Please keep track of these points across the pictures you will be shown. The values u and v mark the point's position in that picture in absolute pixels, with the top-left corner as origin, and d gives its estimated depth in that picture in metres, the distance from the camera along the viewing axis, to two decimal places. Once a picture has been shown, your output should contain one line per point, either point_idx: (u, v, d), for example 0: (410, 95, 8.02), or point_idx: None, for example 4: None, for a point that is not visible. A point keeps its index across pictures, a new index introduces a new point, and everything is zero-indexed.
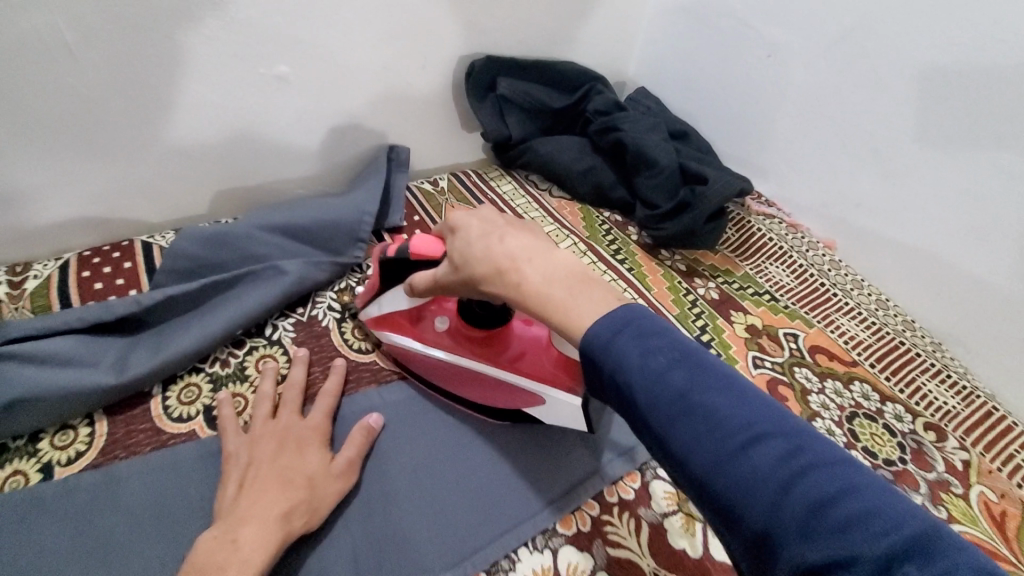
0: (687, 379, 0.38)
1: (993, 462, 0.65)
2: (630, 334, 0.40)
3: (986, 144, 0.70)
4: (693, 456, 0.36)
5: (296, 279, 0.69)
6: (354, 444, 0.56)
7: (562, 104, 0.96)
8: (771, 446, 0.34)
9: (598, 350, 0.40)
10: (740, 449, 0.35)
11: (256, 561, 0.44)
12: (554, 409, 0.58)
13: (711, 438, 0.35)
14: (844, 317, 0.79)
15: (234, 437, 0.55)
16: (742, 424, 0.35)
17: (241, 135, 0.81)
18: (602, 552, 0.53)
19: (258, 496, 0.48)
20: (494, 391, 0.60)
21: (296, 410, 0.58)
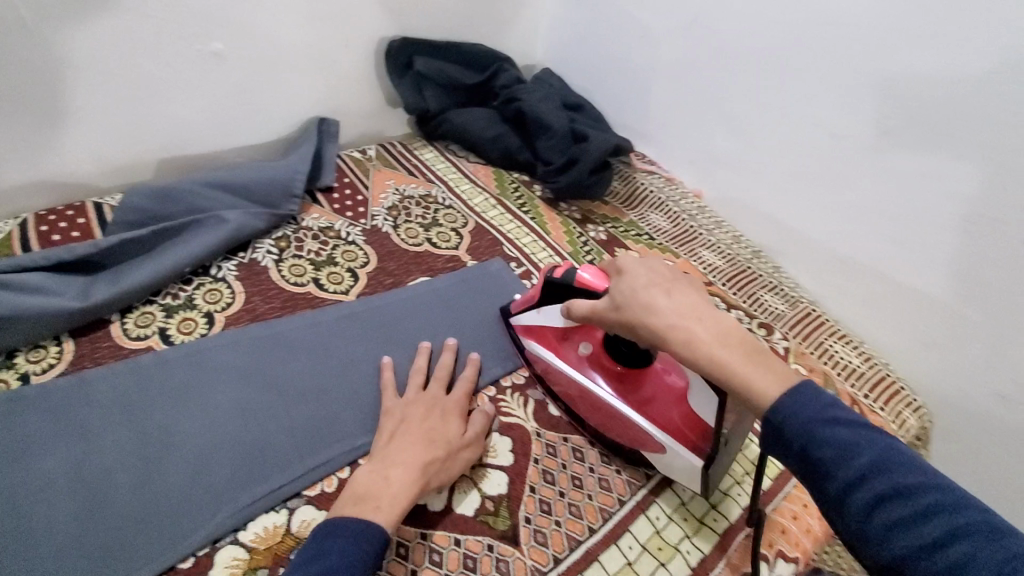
0: (884, 464, 0.42)
1: (807, 347, 0.84)
2: (819, 420, 0.45)
3: (797, 102, 0.88)
4: (892, 540, 0.40)
5: (238, 227, 0.80)
6: (477, 423, 0.63)
7: (473, 81, 1.10)
8: (972, 541, 0.38)
9: (796, 435, 0.46)
10: (947, 545, 0.38)
11: (400, 496, 0.53)
12: (670, 459, 0.61)
13: (913, 528, 0.40)
14: (706, 250, 0.97)
15: (392, 399, 0.65)
16: (948, 520, 0.39)
17: (182, 107, 0.91)
18: (496, 420, 0.67)
19: (407, 446, 0.58)
20: (616, 426, 0.64)
21: (443, 384, 0.67)
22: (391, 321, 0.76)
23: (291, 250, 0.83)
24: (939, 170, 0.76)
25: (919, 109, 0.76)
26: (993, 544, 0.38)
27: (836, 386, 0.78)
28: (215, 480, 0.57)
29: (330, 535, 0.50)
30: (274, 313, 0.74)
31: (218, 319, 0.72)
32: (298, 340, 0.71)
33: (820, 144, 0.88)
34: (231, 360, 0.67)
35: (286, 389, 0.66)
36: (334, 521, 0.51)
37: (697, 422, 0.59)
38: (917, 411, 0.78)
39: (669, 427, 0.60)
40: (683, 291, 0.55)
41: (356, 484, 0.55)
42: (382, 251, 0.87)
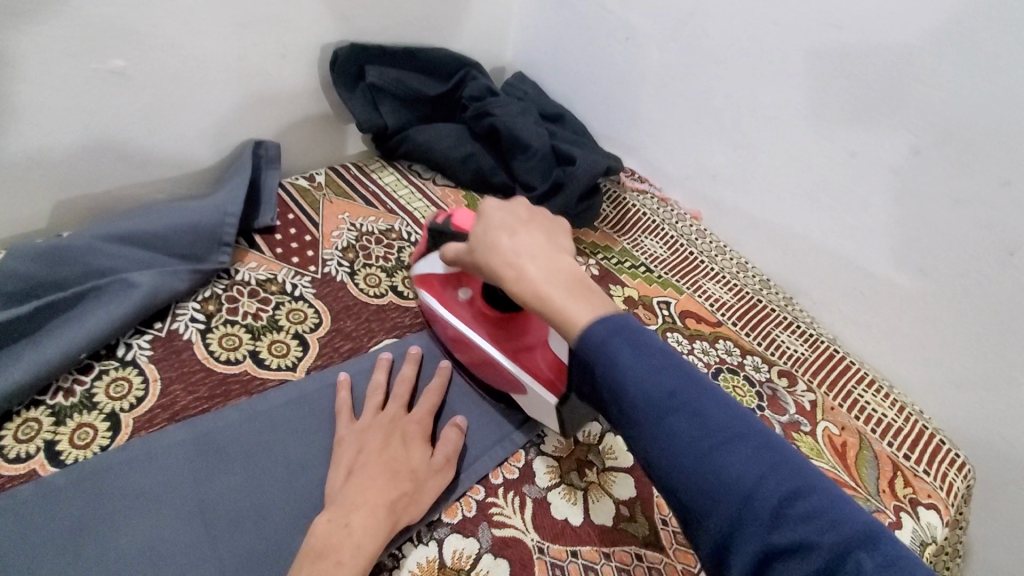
0: (676, 381, 0.41)
1: (835, 400, 0.73)
2: (625, 342, 0.43)
3: (814, 117, 0.77)
4: (674, 455, 0.40)
5: (151, 291, 0.64)
6: (449, 442, 0.57)
7: (436, 91, 0.95)
8: (740, 454, 0.38)
9: (596, 359, 0.43)
10: (723, 463, 0.38)
11: (365, 546, 0.47)
12: (535, 402, 0.58)
13: (693, 443, 0.39)
14: (710, 283, 0.86)
15: (346, 424, 0.58)
16: (724, 437, 0.39)
17: (78, 138, 0.73)
18: (489, 532, 0.54)
19: (368, 483, 0.51)
20: (487, 368, 0.61)
21: (403, 403, 0.60)
22: (356, 366, 0.65)
23: (222, 314, 0.68)
24: (979, 197, 0.66)
25: (957, 125, 0.66)
26: (759, 457, 0.38)
27: (872, 448, 0.68)
28: None
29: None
30: (200, 405, 0.59)
31: (125, 423, 0.57)
32: (231, 443, 0.56)
33: (838, 164, 0.76)
34: (143, 483, 0.52)
35: (216, 519, 0.52)
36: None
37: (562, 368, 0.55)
38: (962, 471, 0.68)
39: (538, 373, 0.57)
40: (529, 234, 0.52)
41: (312, 538, 0.48)
42: (336, 307, 0.72)
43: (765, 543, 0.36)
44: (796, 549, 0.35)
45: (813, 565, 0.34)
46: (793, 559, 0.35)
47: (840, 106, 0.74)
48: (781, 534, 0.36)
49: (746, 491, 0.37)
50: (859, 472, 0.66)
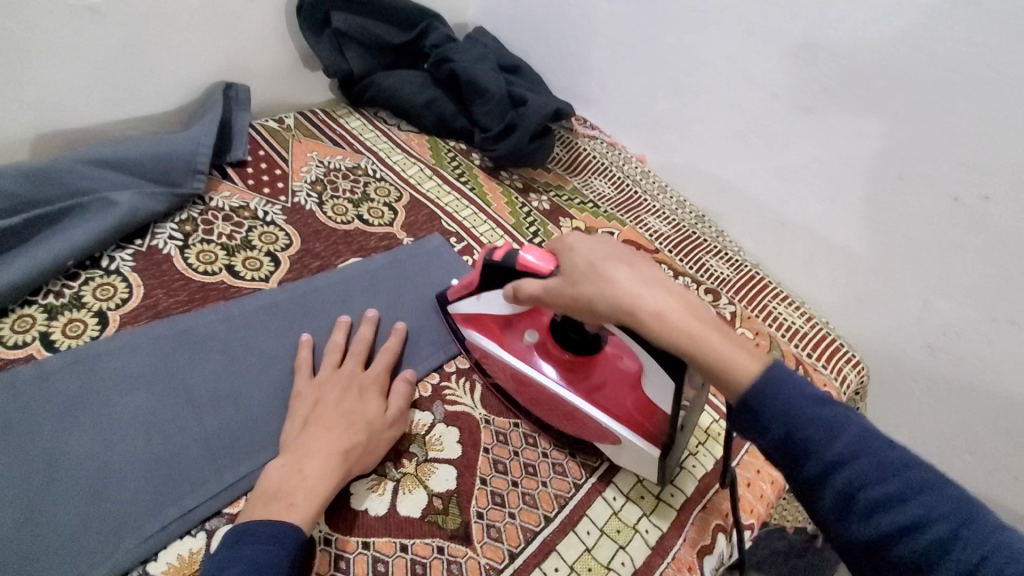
0: (873, 445, 0.40)
1: (753, 311, 0.84)
2: (808, 401, 0.42)
3: (742, 63, 0.85)
4: (877, 520, 0.39)
5: (131, 210, 0.69)
6: (401, 395, 0.59)
7: (400, 40, 1.01)
8: (940, 510, 0.38)
9: (777, 417, 0.42)
10: (926, 523, 0.38)
11: (318, 490, 0.49)
12: (625, 449, 0.57)
13: (895, 503, 0.38)
14: (652, 217, 0.95)
15: (304, 379, 0.59)
16: (925, 497, 0.38)
17: (53, 71, 0.77)
18: (441, 408, 0.62)
19: (324, 433, 0.52)
20: (568, 418, 0.59)
21: (360, 359, 0.61)
22: (321, 300, 0.70)
23: (199, 234, 0.74)
24: (876, 131, 0.76)
25: (859, 67, 0.75)
26: (958, 511, 0.38)
27: (780, 347, 0.79)
28: (118, 503, 0.50)
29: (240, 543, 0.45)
30: (181, 307, 0.65)
31: (113, 319, 0.62)
32: (211, 337, 0.63)
33: (763, 106, 0.85)
34: (129, 367, 0.58)
35: (198, 396, 0.58)
36: (249, 527, 0.46)
37: (654, 409, 0.55)
38: (856, 367, 0.80)
39: (626, 417, 0.56)
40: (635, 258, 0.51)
41: (267, 479, 0.50)
42: (306, 231, 0.79)
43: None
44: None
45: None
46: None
47: (765, 52, 0.82)
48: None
49: (966, 560, 0.36)
50: None
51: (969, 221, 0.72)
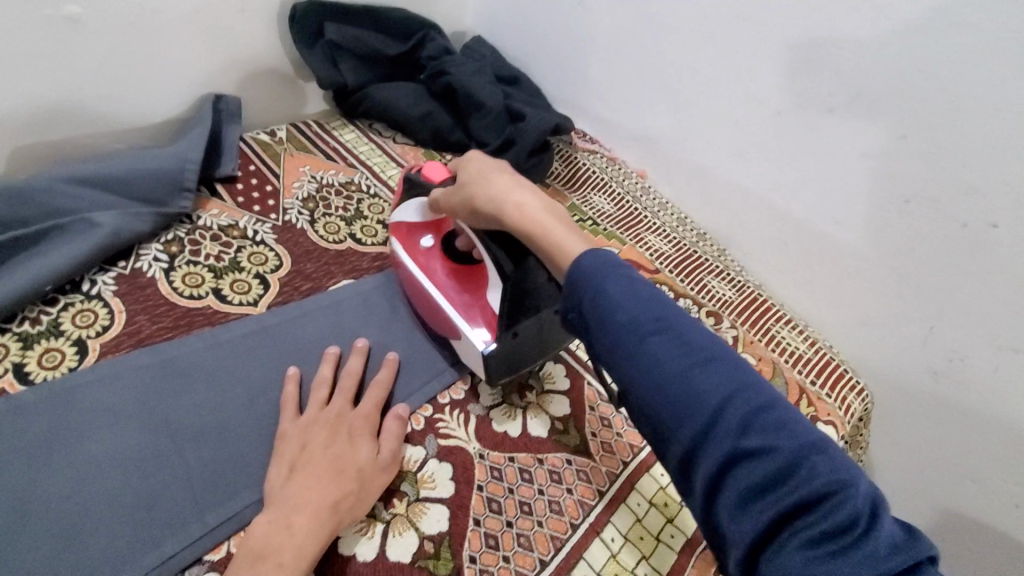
0: (672, 336, 0.40)
1: (755, 335, 0.82)
2: (620, 293, 0.41)
3: (746, 79, 0.83)
4: (669, 407, 0.38)
5: (113, 231, 0.67)
6: (392, 436, 0.56)
7: (396, 51, 0.98)
8: (712, 373, 0.38)
9: (583, 285, 0.43)
10: (695, 382, 0.38)
11: (306, 552, 0.47)
12: (465, 348, 0.62)
13: (669, 360, 0.39)
14: (652, 236, 0.93)
15: (290, 419, 0.56)
16: (695, 362, 0.39)
17: (34, 83, 0.74)
18: (434, 441, 0.60)
19: (312, 483, 0.50)
20: (434, 313, 0.66)
21: (349, 396, 0.59)
22: (310, 327, 0.67)
23: (185, 255, 0.71)
24: (884, 151, 0.73)
25: (867, 87, 0.73)
26: (724, 373, 0.38)
27: (784, 374, 0.77)
28: (92, 550, 0.47)
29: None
30: (165, 334, 0.63)
31: (92, 348, 0.60)
32: (196, 367, 0.60)
33: (766, 124, 0.83)
34: (109, 401, 0.56)
35: (180, 432, 0.55)
36: None
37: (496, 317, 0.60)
38: (861, 394, 0.78)
39: (473, 320, 0.62)
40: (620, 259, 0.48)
41: (252, 540, 0.47)
42: (297, 251, 0.76)
43: (732, 448, 0.36)
44: (755, 451, 0.36)
45: (769, 468, 0.35)
46: (749, 462, 0.36)
47: (771, 67, 0.80)
48: (750, 438, 0.36)
49: (741, 451, 0.36)
50: None
51: (978, 249, 0.69)
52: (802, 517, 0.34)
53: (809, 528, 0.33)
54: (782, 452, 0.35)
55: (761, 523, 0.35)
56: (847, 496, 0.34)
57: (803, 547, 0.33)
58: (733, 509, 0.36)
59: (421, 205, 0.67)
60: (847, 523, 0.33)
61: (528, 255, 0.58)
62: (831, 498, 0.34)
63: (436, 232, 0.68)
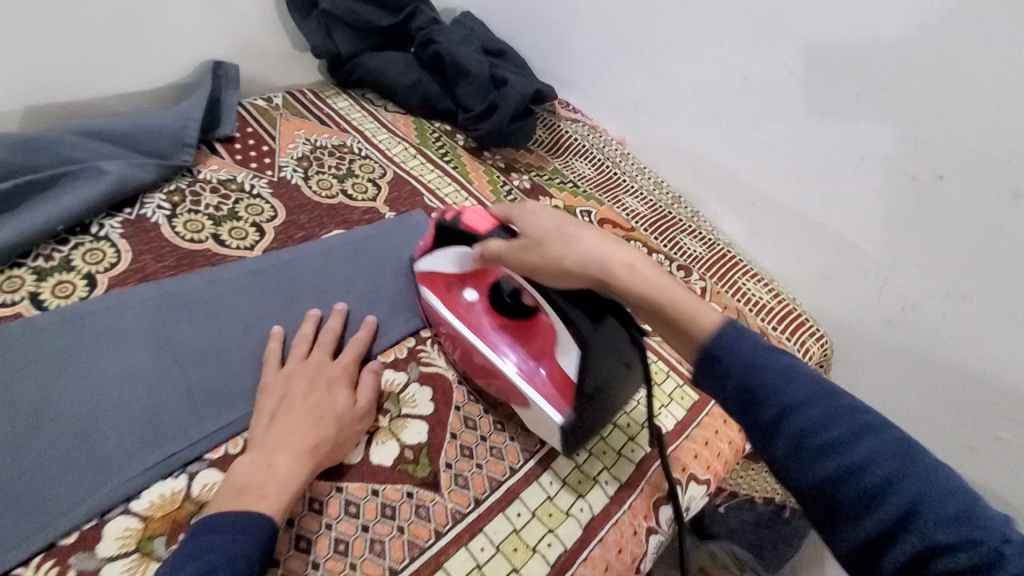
0: (834, 415, 0.39)
1: (722, 287, 0.87)
2: (773, 372, 0.41)
3: (717, 47, 0.88)
4: (840, 492, 0.37)
5: (120, 178, 0.72)
6: (368, 388, 0.59)
7: (388, 22, 1.03)
8: (884, 454, 0.37)
9: (732, 359, 0.42)
10: (869, 463, 0.37)
11: (290, 484, 0.49)
12: (536, 416, 0.58)
13: (836, 442, 0.38)
14: (630, 198, 0.98)
15: (272, 372, 0.59)
16: (869, 442, 0.37)
17: (43, 45, 0.79)
18: (416, 369, 0.65)
19: (290, 429, 0.52)
20: (491, 377, 0.61)
21: (328, 351, 0.61)
22: (296, 277, 0.71)
23: (186, 205, 0.76)
24: (841, 111, 0.79)
25: (824, 50, 0.78)
26: (900, 457, 0.37)
27: (747, 321, 0.83)
28: (104, 448, 0.52)
29: (209, 536, 0.44)
30: (168, 272, 0.68)
31: (101, 281, 0.65)
32: (197, 300, 0.65)
33: (736, 89, 0.88)
34: (117, 324, 0.60)
35: (182, 353, 0.60)
36: (213, 517, 0.45)
37: (568, 380, 0.56)
38: (820, 341, 0.84)
39: (540, 386, 0.57)
40: None
41: (233, 477, 0.49)
42: (292, 205, 0.81)
43: (924, 539, 0.34)
44: (948, 543, 0.34)
45: (967, 563, 0.33)
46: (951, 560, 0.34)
47: (737, 36, 0.85)
48: (942, 530, 0.34)
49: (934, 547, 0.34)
50: None
51: (927, 199, 0.74)
52: None
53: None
54: (982, 545, 0.33)
55: None
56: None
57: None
58: None
59: (462, 256, 0.61)
60: None
61: (607, 314, 0.54)
62: None
63: (478, 283, 0.64)
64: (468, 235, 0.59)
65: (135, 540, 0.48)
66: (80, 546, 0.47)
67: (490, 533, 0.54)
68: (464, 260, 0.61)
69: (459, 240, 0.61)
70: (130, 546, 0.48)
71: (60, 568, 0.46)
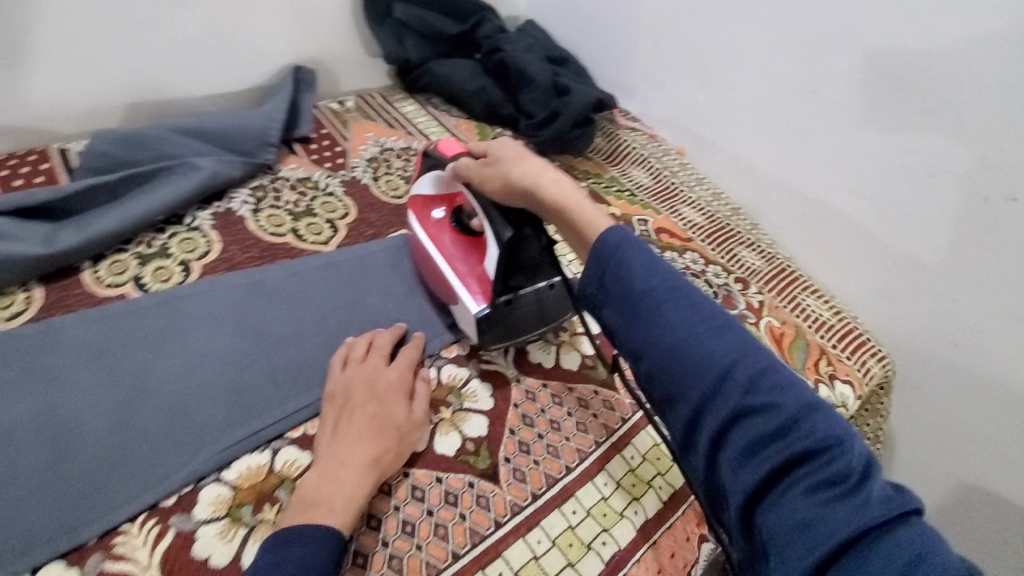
0: (671, 296, 0.43)
1: (781, 302, 0.86)
2: (638, 260, 0.45)
3: (784, 59, 0.87)
4: (675, 363, 0.42)
5: (212, 174, 0.77)
6: (423, 397, 0.60)
7: (455, 31, 1.07)
8: (720, 336, 0.42)
9: (607, 258, 0.46)
10: (707, 343, 0.41)
11: (355, 499, 0.51)
12: (462, 312, 0.65)
13: (682, 323, 0.42)
14: (687, 208, 0.98)
15: (335, 378, 0.60)
16: (703, 323, 0.42)
17: (146, 50, 0.87)
18: (475, 365, 0.67)
19: (353, 442, 0.54)
20: (437, 279, 0.69)
21: (385, 356, 0.62)
22: (365, 274, 0.74)
23: (268, 200, 0.82)
24: (912, 128, 0.77)
25: (894, 67, 0.76)
26: (732, 339, 0.42)
27: (806, 337, 0.82)
28: (198, 421, 0.57)
29: (285, 547, 0.46)
30: (253, 262, 0.73)
31: (195, 268, 0.71)
32: (279, 289, 0.70)
33: (804, 101, 0.87)
34: (210, 307, 0.66)
35: (265, 337, 0.65)
36: (286, 530, 0.48)
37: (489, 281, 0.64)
38: (881, 360, 0.82)
39: (468, 284, 0.65)
40: None
41: (302, 491, 0.51)
42: (362, 204, 0.86)
43: (738, 403, 0.39)
44: (757, 409, 0.39)
45: (769, 426, 0.38)
46: (754, 419, 0.39)
47: (805, 49, 0.84)
48: (754, 399, 0.39)
49: (737, 407, 0.39)
50: (790, 354, 0.79)
51: (1003, 220, 0.72)
52: (797, 467, 0.37)
53: (819, 501, 0.36)
54: (784, 411, 0.39)
55: (760, 472, 0.38)
56: (846, 464, 0.36)
57: (806, 512, 0.35)
58: (737, 459, 0.39)
59: (436, 177, 0.70)
60: (845, 476, 0.36)
61: (526, 225, 0.59)
62: (826, 452, 0.37)
63: (449, 205, 0.72)
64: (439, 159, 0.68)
65: (226, 507, 0.53)
66: (178, 508, 0.52)
67: (546, 527, 0.56)
68: (440, 181, 0.70)
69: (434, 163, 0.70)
70: (221, 512, 0.52)
71: (161, 527, 0.51)
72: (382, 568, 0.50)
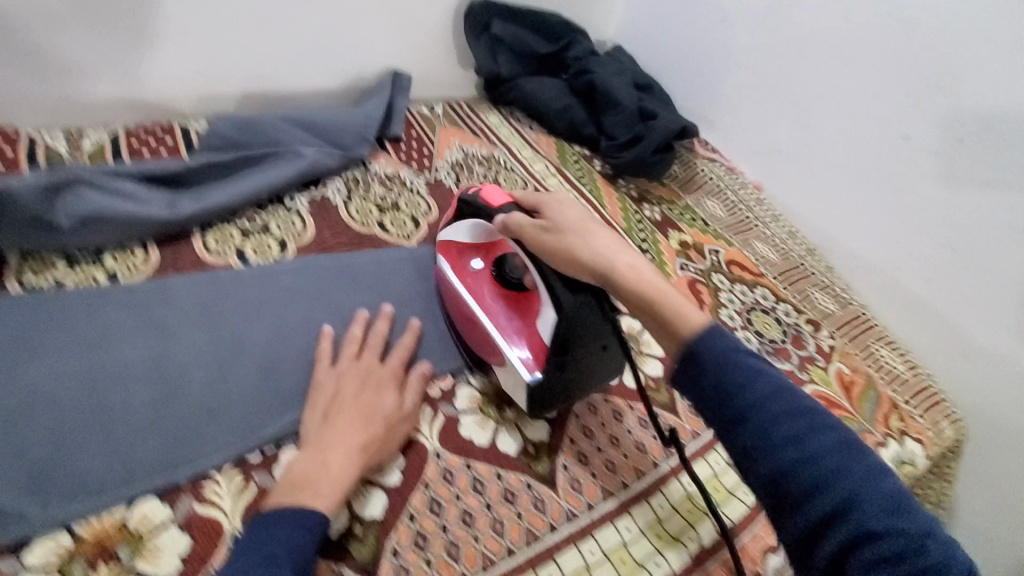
0: (814, 455, 0.39)
1: (853, 348, 0.84)
2: (765, 408, 0.41)
3: (880, 104, 0.86)
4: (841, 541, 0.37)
5: (313, 163, 0.83)
6: (414, 391, 0.60)
7: (547, 50, 1.12)
8: (863, 488, 0.38)
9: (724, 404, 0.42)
10: (863, 508, 0.38)
11: (344, 481, 0.51)
12: (509, 375, 0.62)
13: (830, 479, 0.38)
14: (761, 243, 0.97)
15: (325, 369, 0.60)
16: (849, 482, 0.38)
17: (267, 44, 0.94)
18: None
19: (344, 426, 0.54)
20: (480, 339, 0.65)
21: (377, 352, 0.62)
22: None
23: (359, 192, 0.86)
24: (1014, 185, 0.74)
25: (1002, 120, 0.75)
26: (872, 486, 0.38)
27: (876, 388, 0.79)
28: (282, 388, 0.61)
29: (265, 528, 0.46)
30: (343, 247, 0.78)
31: (291, 247, 0.76)
32: (363, 274, 0.74)
33: (897, 149, 0.85)
34: (300, 283, 0.70)
35: (348, 317, 0.69)
36: (275, 512, 0.47)
37: (543, 346, 0.61)
38: (954, 423, 0.79)
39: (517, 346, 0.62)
40: None
41: (289, 473, 0.51)
42: (444, 205, 0.90)
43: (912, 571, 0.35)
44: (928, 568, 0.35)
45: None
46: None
47: (906, 96, 0.83)
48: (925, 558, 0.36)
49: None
50: (859, 404, 0.76)
51: None
52: None
53: None
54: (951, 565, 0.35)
55: None
56: None
57: None
58: None
59: (476, 226, 0.68)
60: None
61: (588, 292, 0.59)
62: None
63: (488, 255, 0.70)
64: (483, 208, 0.66)
65: None
66: (261, 465, 0.56)
67: (600, 539, 0.57)
68: (479, 231, 0.69)
69: (478, 214, 0.67)
70: None
71: (245, 480, 0.55)
72: (441, 552, 0.52)
